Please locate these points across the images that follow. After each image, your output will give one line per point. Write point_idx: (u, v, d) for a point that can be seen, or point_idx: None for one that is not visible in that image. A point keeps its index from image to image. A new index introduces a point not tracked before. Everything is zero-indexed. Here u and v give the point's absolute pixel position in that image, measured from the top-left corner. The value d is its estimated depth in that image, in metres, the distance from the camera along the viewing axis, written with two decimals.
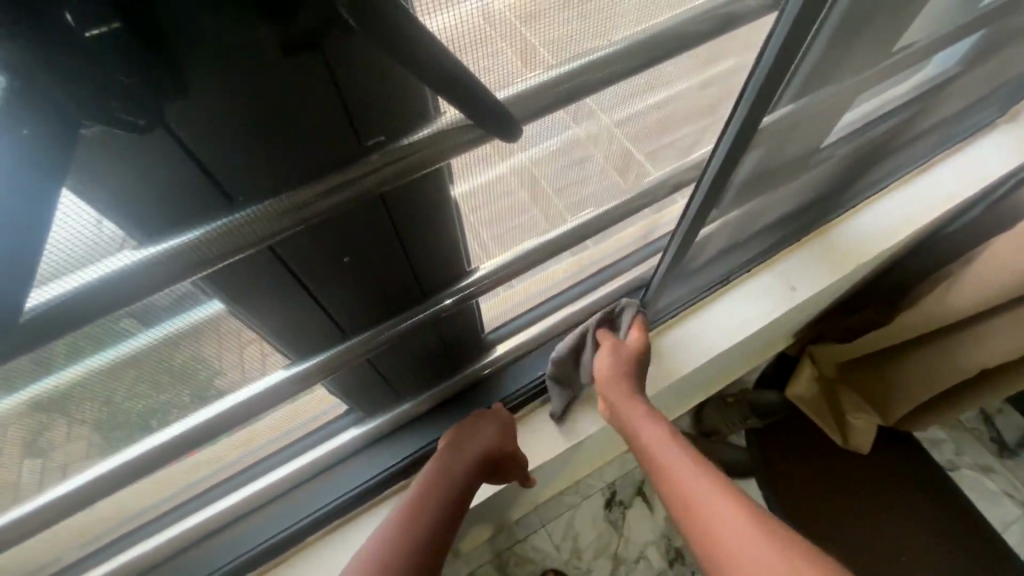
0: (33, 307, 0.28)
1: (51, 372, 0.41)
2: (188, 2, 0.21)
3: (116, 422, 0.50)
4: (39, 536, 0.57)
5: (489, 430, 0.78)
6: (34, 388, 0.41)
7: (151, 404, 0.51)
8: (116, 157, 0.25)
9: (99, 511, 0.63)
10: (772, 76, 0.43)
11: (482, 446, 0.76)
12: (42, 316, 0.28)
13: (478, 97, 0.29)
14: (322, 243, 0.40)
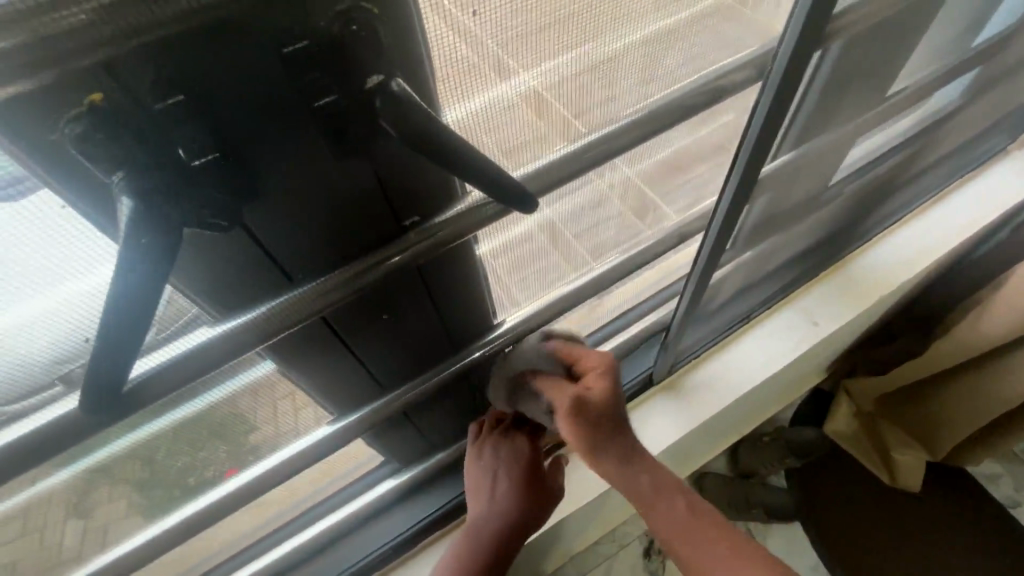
0: (135, 377, 0.33)
1: (120, 436, 0.46)
2: (267, 129, 0.27)
3: (155, 482, 0.54)
4: None
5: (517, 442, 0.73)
6: (102, 453, 0.46)
7: (188, 463, 0.55)
8: (205, 249, 0.30)
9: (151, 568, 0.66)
10: (766, 132, 0.47)
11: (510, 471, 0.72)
12: (140, 384, 0.33)
13: (505, 186, 0.34)
14: (366, 308, 0.45)
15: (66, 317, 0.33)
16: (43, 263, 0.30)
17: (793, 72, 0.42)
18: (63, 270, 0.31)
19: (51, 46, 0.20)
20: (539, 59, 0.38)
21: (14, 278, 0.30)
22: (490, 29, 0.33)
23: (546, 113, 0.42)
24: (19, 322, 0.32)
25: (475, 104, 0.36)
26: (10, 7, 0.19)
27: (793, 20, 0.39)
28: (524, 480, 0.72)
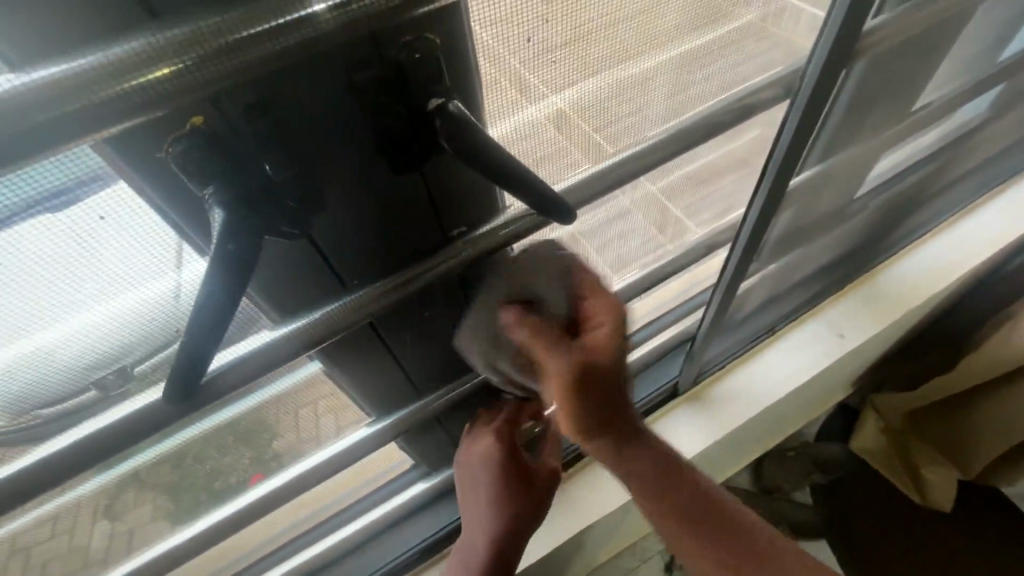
0: (212, 370, 0.35)
1: (168, 435, 0.48)
2: (337, 145, 0.30)
3: (192, 480, 0.56)
4: None
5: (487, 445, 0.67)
6: (151, 450, 0.48)
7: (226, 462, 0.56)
8: (277, 256, 0.33)
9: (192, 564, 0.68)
10: (794, 147, 0.49)
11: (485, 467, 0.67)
12: (216, 376, 0.36)
13: (549, 201, 0.36)
14: (409, 311, 0.48)
15: (153, 314, 0.36)
16: (135, 266, 0.33)
17: (822, 89, 0.44)
18: (152, 273, 0.34)
19: (162, 88, 0.22)
20: (569, 82, 0.40)
21: (108, 280, 0.32)
22: (523, 54, 0.35)
23: (575, 133, 0.44)
24: (109, 320, 0.35)
25: (519, 121, 0.39)
26: (126, 56, 0.21)
27: (822, 40, 0.41)
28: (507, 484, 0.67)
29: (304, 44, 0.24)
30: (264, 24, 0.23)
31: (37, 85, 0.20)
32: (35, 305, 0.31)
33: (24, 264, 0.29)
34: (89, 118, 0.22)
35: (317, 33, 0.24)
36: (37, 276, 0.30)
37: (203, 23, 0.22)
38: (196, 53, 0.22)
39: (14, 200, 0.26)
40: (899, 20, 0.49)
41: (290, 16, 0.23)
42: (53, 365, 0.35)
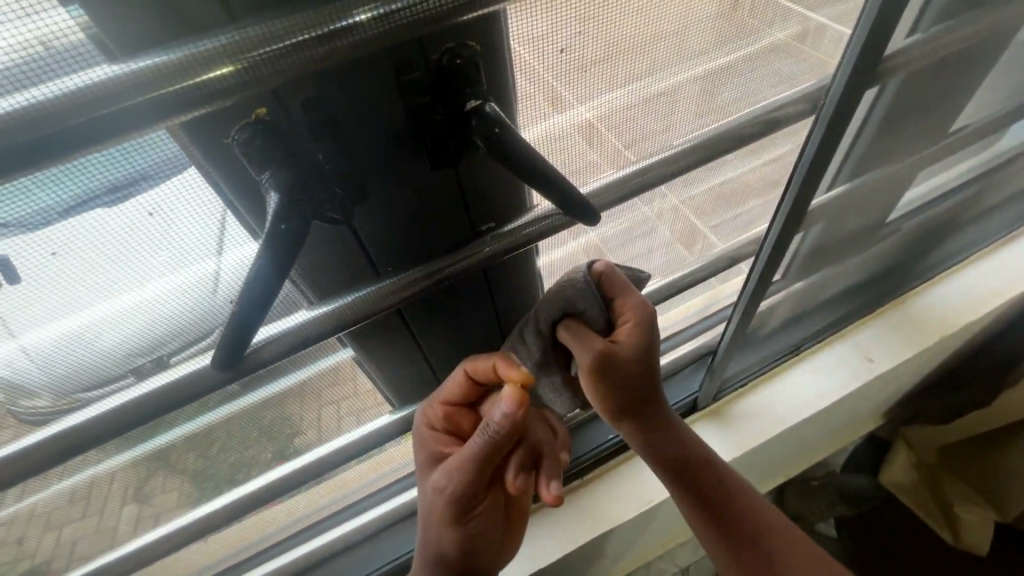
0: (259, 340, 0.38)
1: (208, 410, 0.51)
2: (379, 142, 0.33)
3: (219, 460, 0.58)
4: (164, 559, 0.65)
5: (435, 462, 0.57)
6: (191, 423, 0.51)
7: (256, 444, 0.59)
8: (321, 240, 0.36)
9: (206, 547, 0.69)
10: (819, 161, 0.49)
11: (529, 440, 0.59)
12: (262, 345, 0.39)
13: (575, 200, 0.37)
14: (433, 302, 0.50)
15: (190, 296, 0.38)
16: (175, 255, 0.36)
17: (848, 104, 0.45)
18: (201, 250, 0.36)
19: (218, 85, 0.25)
20: (599, 91, 0.41)
21: (160, 254, 0.35)
22: (557, 62, 0.37)
23: (599, 142, 0.45)
24: (143, 309, 0.38)
25: (551, 123, 0.41)
26: (191, 54, 0.24)
27: (848, 53, 0.41)
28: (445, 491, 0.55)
29: (346, 48, 0.27)
30: (315, 30, 0.25)
31: (115, 79, 0.23)
32: (93, 273, 0.34)
33: (87, 236, 0.32)
34: (162, 109, 0.25)
35: (359, 40, 0.27)
36: (88, 254, 0.33)
37: (262, 29, 0.25)
38: (254, 56, 0.25)
39: (78, 190, 0.29)
40: (928, 42, 0.50)
41: (336, 24, 0.26)
42: (92, 337, 0.38)
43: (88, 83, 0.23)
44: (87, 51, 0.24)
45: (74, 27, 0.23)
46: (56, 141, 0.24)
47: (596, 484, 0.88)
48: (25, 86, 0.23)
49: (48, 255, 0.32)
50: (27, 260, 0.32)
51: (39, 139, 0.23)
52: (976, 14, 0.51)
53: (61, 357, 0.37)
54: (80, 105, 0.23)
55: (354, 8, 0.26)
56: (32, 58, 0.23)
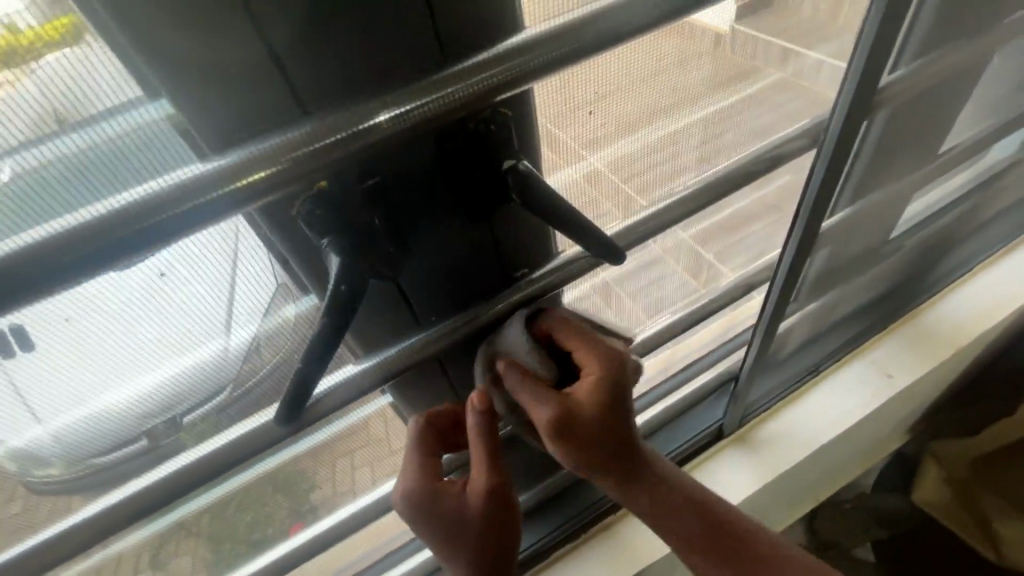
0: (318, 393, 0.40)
1: (256, 462, 0.53)
2: (424, 202, 0.36)
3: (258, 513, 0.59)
4: None
5: (443, 504, 0.49)
6: (241, 475, 0.53)
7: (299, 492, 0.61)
8: (370, 296, 0.39)
9: None
10: (825, 190, 0.52)
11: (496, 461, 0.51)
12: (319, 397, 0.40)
13: (603, 244, 0.40)
14: (469, 347, 0.52)
15: (204, 343, 0.41)
16: (193, 308, 0.38)
17: (846, 136, 0.48)
18: (216, 299, 0.39)
19: (292, 169, 0.28)
20: (599, 143, 0.45)
21: (205, 312, 0.39)
22: (563, 120, 0.42)
23: (612, 185, 0.49)
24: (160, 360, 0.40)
25: (569, 172, 0.45)
26: (273, 146, 0.27)
27: (844, 90, 0.45)
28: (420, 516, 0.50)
29: (393, 133, 0.30)
30: (372, 118, 0.29)
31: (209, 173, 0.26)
32: (151, 335, 0.38)
33: (98, 302, 0.34)
34: (247, 196, 0.27)
35: (409, 123, 0.30)
36: (103, 320, 0.35)
37: (327, 121, 0.28)
38: (318, 145, 0.28)
39: None
40: (910, 76, 0.54)
41: (389, 111, 0.29)
42: (142, 392, 0.41)
43: (188, 179, 0.26)
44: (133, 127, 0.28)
45: (160, 120, 0.28)
46: (158, 231, 0.26)
47: (628, 520, 0.87)
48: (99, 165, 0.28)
49: (62, 321, 0.34)
50: (46, 329, 0.34)
51: (145, 231, 0.26)
52: (952, 48, 0.56)
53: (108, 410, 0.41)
54: (179, 197, 0.26)
55: (400, 100, 0.29)
56: (94, 141, 0.27)
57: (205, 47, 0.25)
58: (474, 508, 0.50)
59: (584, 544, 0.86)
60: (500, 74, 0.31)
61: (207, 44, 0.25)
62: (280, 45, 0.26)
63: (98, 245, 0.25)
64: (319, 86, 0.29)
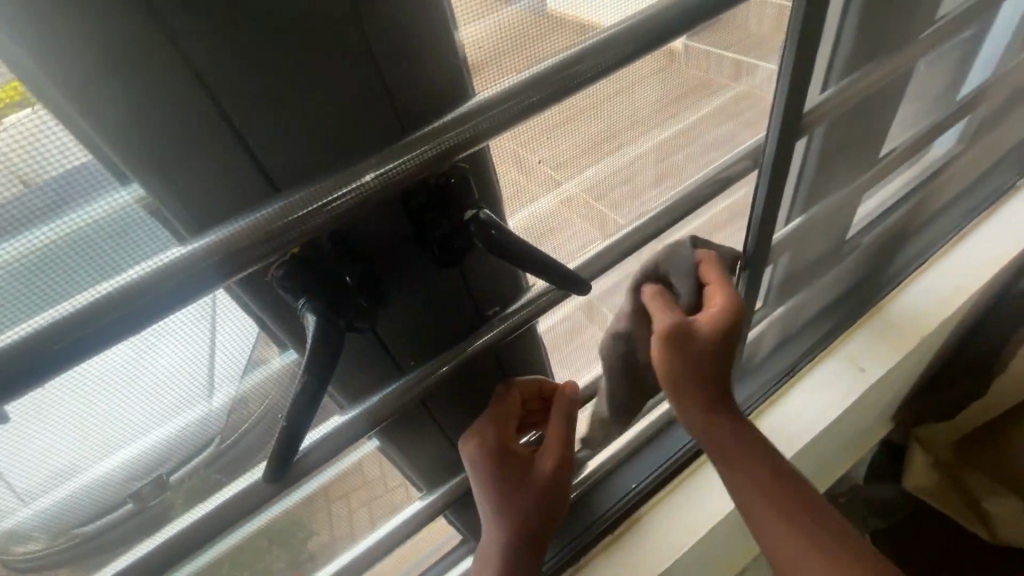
0: (307, 448, 0.41)
1: (246, 521, 0.53)
2: (394, 256, 0.38)
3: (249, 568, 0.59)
4: None
5: (516, 462, 0.58)
6: (230, 536, 0.53)
7: (293, 539, 0.61)
8: (349, 348, 0.40)
9: None
10: (772, 203, 0.56)
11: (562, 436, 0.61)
12: (308, 453, 0.41)
13: (568, 277, 0.42)
14: (452, 385, 0.54)
15: (182, 399, 0.42)
16: (172, 369, 0.39)
17: (784, 152, 0.51)
18: (192, 357, 0.39)
19: (269, 241, 0.30)
20: (556, 180, 0.49)
21: (184, 370, 0.40)
22: (522, 160, 0.45)
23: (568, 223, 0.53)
24: (141, 423, 0.40)
25: (531, 211, 0.49)
26: (250, 224, 0.29)
27: (775, 112, 0.49)
28: (490, 473, 0.56)
29: (362, 199, 0.32)
30: (343, 187, 0.31)
31: (186, 254, 0.28)
32: (142, 403, 0.39)
33: (79, 377, 0.35)
34: (225, 270, 0.29)
35: (376, 189, 0.32)
36: (85, 392, 0.36)
37: (299, 194, 0.30)
38: (291, 217, 0.30)
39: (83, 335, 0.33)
40: (841, 93, 0.58)
41: (358, 180, 0.31)
42: (128, 461, 0.42)
43: (165, 263, 0.28)
44: (88, 194, 0.29)
45: (134, 203, 0.29)
46: (139, 313, 0.28)
47: (627, 538, 0.87)
48: (57, 229, 0.29)
49: (40, 401, 0.34)
50: (24, 410, 0.34)
51: (127, 316, 0.27)
52: (875, 63, 0.61)
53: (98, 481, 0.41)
54: (157, 281, 0.27)
55: (367, 170, 0.31)
56: (51, 209, 0.28)
57: (183, 144, 0.27)
58: (542, 470, 0.60)
59: (583, 568, 0.84)
60: (456, 138, 0.34)
61: (185, 142, 0.27)
62: (253, 135, 0.29)
63: (81, 334, 0.26)
64: (289, 166, 0.31)
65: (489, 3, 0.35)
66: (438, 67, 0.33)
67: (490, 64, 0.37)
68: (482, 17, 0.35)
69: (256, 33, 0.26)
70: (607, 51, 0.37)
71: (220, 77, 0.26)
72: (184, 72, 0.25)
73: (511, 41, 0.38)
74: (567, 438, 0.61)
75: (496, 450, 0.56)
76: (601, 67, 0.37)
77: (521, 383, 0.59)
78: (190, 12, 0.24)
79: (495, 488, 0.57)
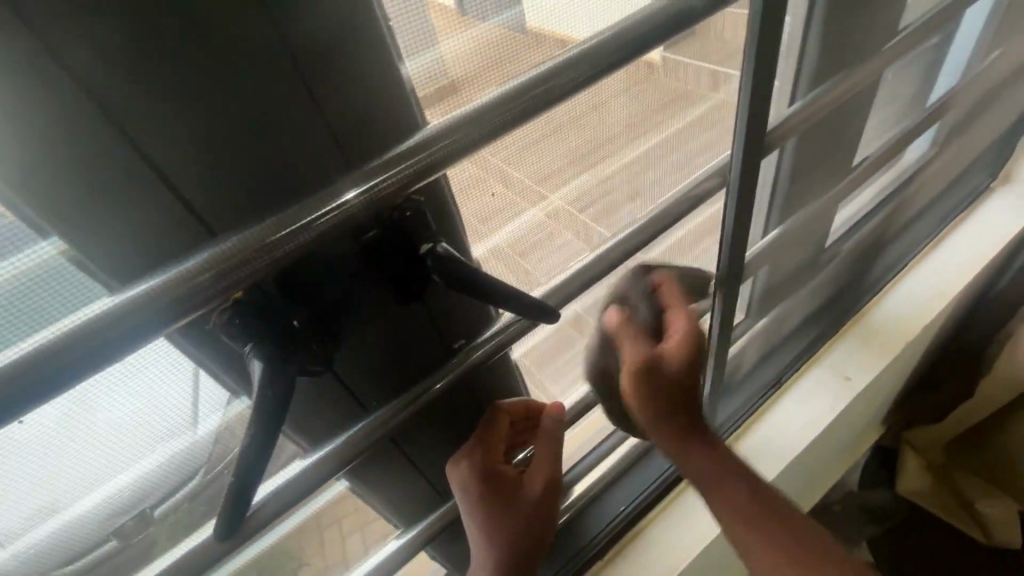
0: (262, 498, 0.39)
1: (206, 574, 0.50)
2: (348, 294, 0.37)
3: None
4: None
5: (504, 481, 0.56)
6: None
7: None
8: (305, 390, 0.38)
9: None
10: (742, 220, 0.55)
11: (549, 452, 0.60)
12: (265, 503, 0.39)
13: (533, 308, 0.41)
14: (423, 419, 0.52)
15: (133, 456, 0.39)
16: (118, 426, 0.36)
17: (750, 170, 0.51)
18: (141, 414, 0.37)
19: (210, 287, 0.27)
20: (519, 207, 0.48)
21: (132, 426, 0.37)
22: (484, 184, 0.43)
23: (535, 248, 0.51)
24: (86, 481, 0.38)
25: (495, 240, 0.48)
26: (188, 269, 0.27)
27: (738, 130, 0.48)
28: (475, 494, 0.54)
29: (311, 238, 0.30)
30: (292, 226, 0.29)
31: (116, 307, 0.25)
32: (86, 461, 0.37)
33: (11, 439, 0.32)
34: (162, 321, 0.26)
35: (327, 226, 0.30)
36: (18, 454, 0.33)
37: (243, 235, 0.28)
38: (235, 260, 0.28)
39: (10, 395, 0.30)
40: (808, 107, 0.58)
41: (306, 218, 0.29)
42: (75, 519, 0.39)
43: (92, 317, 0.25)
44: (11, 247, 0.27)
45: (57, 255, 0.27)
46: (65, 375, 0.25)
47: (617, 562, 0.84)
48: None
49: None
50: None
51: (47, 380, 0.25)
52: (838, 77, 0.61)
53: (64, 535, 0.40)
54: (84, 337, 0.25)
55: (317, 205, 0.30)
56: None
57: (105, 191, 0.26)
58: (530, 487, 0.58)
59: None
60: (410, 168, 0.32)
61: (109, 189, 0.26)
62: (181, 183, 0.27)
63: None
64: (226, 207, 0.29)
65: (463, 21, 0.36)
66: (381, 103, 0.31)
67: (467, 82, 0.38)
68: (459, 34, 0.36)
69: (174, 80, 0.25)
70: (570, 71, 0.36)
71: (141, 120, 0.25)
72: (99, 119, 0.24)
73: (487, 58, 0.38)
74: (555, 454, 0.60)
75: (482, 470, 0.55)
76: (564, 87, 0.36)
77: (506, 404, 0.58)
78: (95, 61, 0.23)
79: (480, 510, 0.55)
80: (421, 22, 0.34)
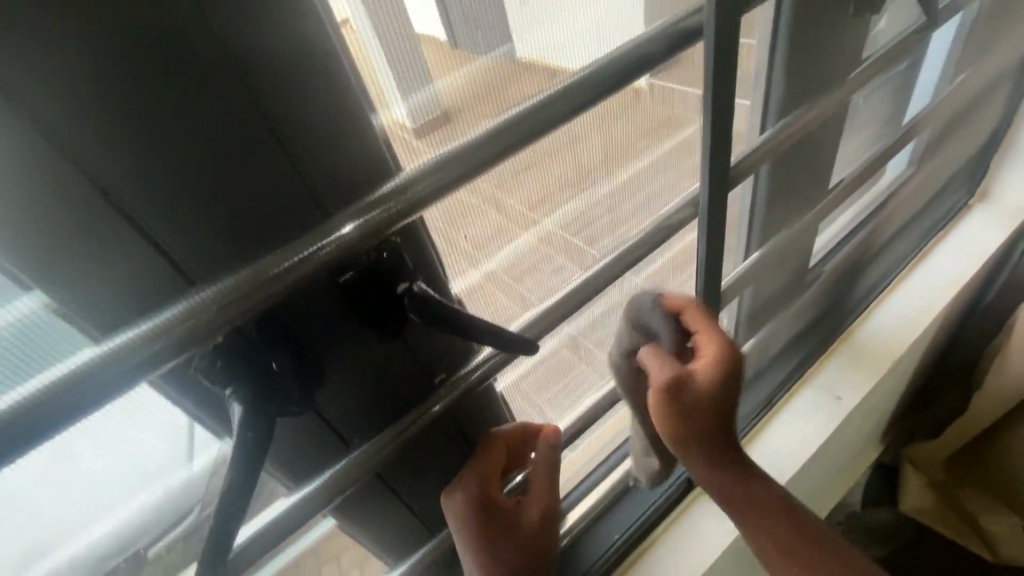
0: (247, 540, 0.40)
1: None
2: (329, 334, 0.38)
3: None
4: None
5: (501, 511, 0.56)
6: None
7: None
8: (287, 429, 0.39)
9: None
10: (713, 249, 0.56)
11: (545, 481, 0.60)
12: (249, 545, 0.40)
13: (511, 341, 0.42)
14: (408, 454, 0.52)
15: (116, 498, 0.39)
16: (103, 469, 0.37)
17: (717, 202, 0.52)
18: (125, 457, 0.38)
19: (190, 333, 0.28)
20: (494, 243, 0.49)
21: (117, 469, 0.38)
22: (458, 224, 0.45)
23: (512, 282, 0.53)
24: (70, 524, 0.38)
25: (472, 276, 0.49)
26: (168, 317, 0.28)
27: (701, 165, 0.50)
28: (473, 523, 0.55)
29: (290, 283, 0.31)
30: (273, 271, 0.30)
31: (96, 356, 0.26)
32: (71, 505, 0.37)
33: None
34: (142, 369, 0.27)
35: (306, 270, 0.32)
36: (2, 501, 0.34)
37: (226, 281, 0.30)
38: (216, 305, 0.29)
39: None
40: (774, 138, 0.60)
41: (285, 262, 0.31)
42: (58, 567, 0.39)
43: (74, 366, 0.26)
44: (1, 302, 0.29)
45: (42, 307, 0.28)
46: (46, 425, 0.26)
47: None
48: None
49: None
50: None
51: (28, 430, 0.25)
52: (803, 108, 0.63)
53: None
54: (67, 388, 0.26)
55: (295, 251, 0.31)
56: None
57: (87, 243, 0.27)
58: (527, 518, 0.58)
59: None
60: (386, 212, 0.34)
61: (89, 242, 0.27)
62: (162, 235, 0.29)
63: None
64: (204, 255, 0.31)
65: (461, 58, 0.40)
66: (351, 153, 0.33)
67: (462, 115, 0.41)
68: (457, 72, 0.40)
69: (156, 141, 0.26)
70: (533, 116, 0.38)
71: (119, 176, 0.26)
72: (79, 178, 0.25)
73: (482, 91, 0.42)
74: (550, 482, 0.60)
75: (479, 501, 0.55)
76: (529, 132, 0.38)
77: (503, 429, 0.58)
78: (80, 129, 0.24)
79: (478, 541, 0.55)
80: (416, 61, 0.37)
